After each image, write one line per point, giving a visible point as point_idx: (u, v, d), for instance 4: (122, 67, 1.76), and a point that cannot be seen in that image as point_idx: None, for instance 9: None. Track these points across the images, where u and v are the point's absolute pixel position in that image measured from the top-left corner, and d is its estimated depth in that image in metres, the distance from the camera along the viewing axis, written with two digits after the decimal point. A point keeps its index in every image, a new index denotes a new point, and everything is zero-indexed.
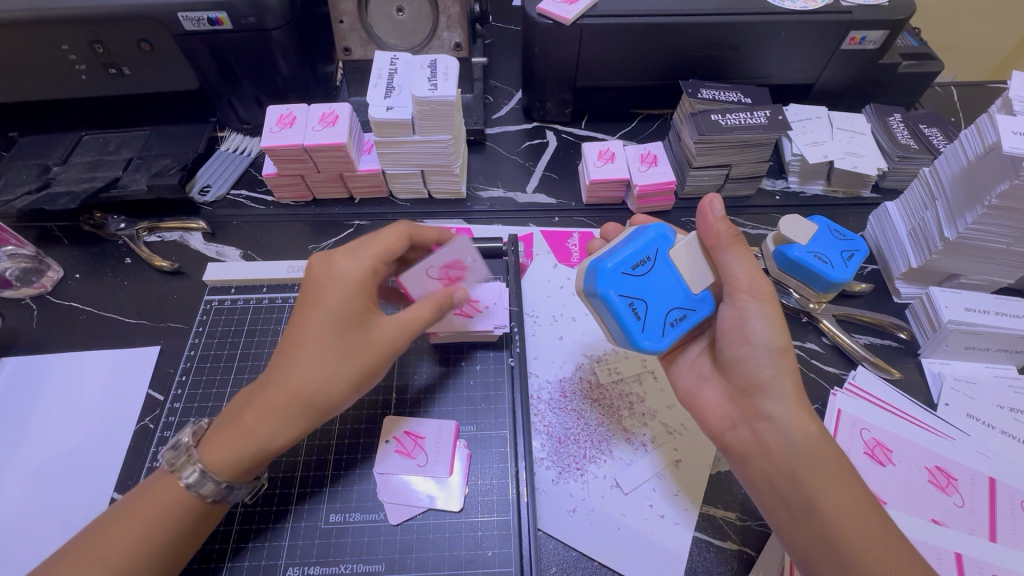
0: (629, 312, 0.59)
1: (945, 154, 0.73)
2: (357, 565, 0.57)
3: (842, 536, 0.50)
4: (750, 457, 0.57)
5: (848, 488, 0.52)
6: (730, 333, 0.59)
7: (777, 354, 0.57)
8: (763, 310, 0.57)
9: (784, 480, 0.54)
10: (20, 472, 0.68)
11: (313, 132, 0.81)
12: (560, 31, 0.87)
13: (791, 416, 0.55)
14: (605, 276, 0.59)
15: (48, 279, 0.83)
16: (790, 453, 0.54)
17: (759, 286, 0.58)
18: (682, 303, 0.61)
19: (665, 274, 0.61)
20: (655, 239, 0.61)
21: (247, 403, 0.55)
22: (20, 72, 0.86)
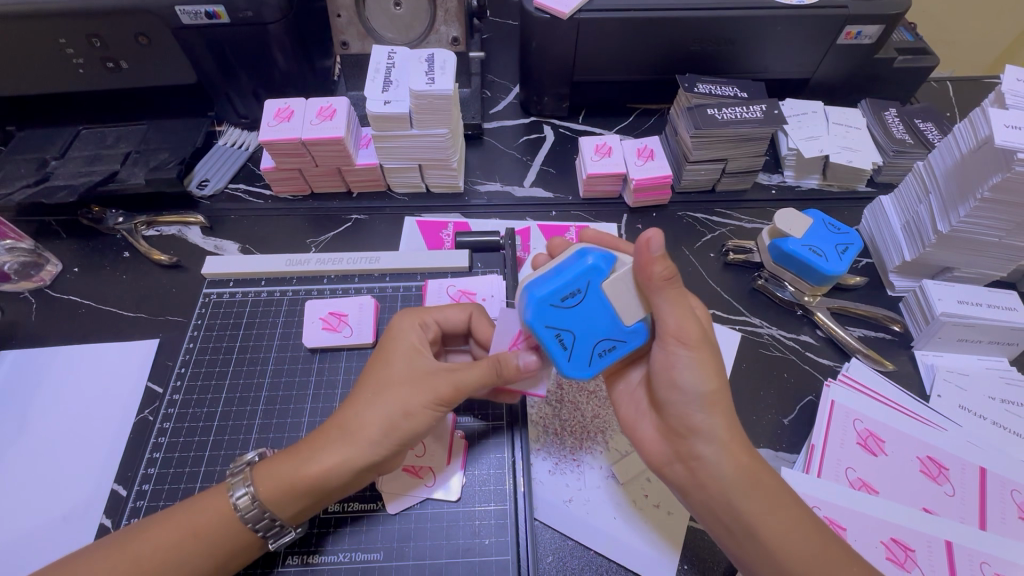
0: (555, 343, 0.53)
1: (941, 148, 0.73)
2: (357, 553, 0.57)
3: (789, 566, 0.50)
4: (689, 491, 0.56)
5: (786, 518, 0.51)
6: (661, 375, 0.55)
7: (706, 399, 0.53)
8: (689, 353, 0.53)
9: (723, 516, 0.54)
10: (22, 464, 0.69)
11: (311, 126, 0.81)
12: (557, 26, 0.87)
13: (722, 456, 0.53)
14: (533, 305, 0.52)
15: (47, 273, 0.83)
16: (726, 492, 0.53)
17: (688, 330, 0.53)
18: (614, 335, 0.54)
19: (600, 305, 0.53)
20: (590, 269, 0.52)
21: (316, 450, 0.53)
22: (17, 66, 0.86)
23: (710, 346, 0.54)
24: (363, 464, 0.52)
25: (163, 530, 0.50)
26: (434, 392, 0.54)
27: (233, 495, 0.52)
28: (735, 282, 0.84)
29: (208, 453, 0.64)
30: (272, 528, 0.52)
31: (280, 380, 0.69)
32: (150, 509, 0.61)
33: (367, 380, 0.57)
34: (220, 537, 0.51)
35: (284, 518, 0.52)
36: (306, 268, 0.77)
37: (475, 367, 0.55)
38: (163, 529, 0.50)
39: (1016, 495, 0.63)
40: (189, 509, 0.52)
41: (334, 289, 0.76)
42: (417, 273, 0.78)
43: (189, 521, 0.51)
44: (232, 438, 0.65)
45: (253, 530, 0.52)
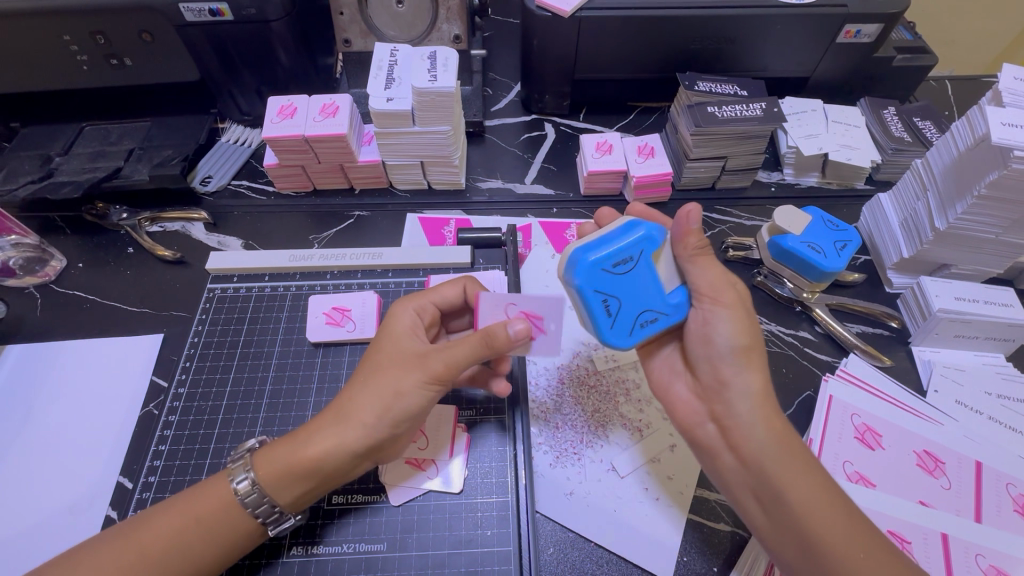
0: (602, 309, 0.55)
1: (938, 145, 0.74)
2: (360, 544, 0.58)
3: (811, 527, 0.50)
4: (718, 451, 0.57)
5: (812, 479, 0.52)
6: (697, 337, 0.58)
7: (741, 353, 0.56)
8: (727, 312, 0.56)
9: (749, 474, 0.54)
10: (28, 457, 0.69)
11: (315, 123, 0.82)
12: (559, 24, 0.88)
13: (755, 411, 0.54)
14: (586, 269, 0.54)
15: (52, 268, 0.84)
16: (755, 446, 0.53)
17: (722, 291, 0.56)
18: (656, 305, 0.57)
19: (647, 275, 0.56)
20: (642, 238, 0.56)
21: (311, 433, 0.53)
22: (22, 62, 0.86)
23: (745, 307, 0.57)
24: (357, 446, 0.53)
25: (167, 518, 0.51)
26: (425, 370, 0.54)
27: (233, 481, 0.53)
28: (735, 279, 0.85)
29: (213, 445, 0.65)
30: (271, 514, 0.53)
31: (283, 374, 0.70)
32: (155, 501, 0.62)
33: (362, 365, 0.57)
34: (223, 523, 0.52)
35: (283, 503, 0.53)
36: (309, 264, 0.77)
37: (464, 341, 0.55)
38: (166, 517, 0.51)
39: (1011, 488, 0.64)
40: (190, 497, 0.53)
41: (337, 285, 0.77)
42: (419, 269, 0.78)
43: (191, 509, 0.52)
44: (237, 431, 0.66)
45: (254, 516, 0.53)
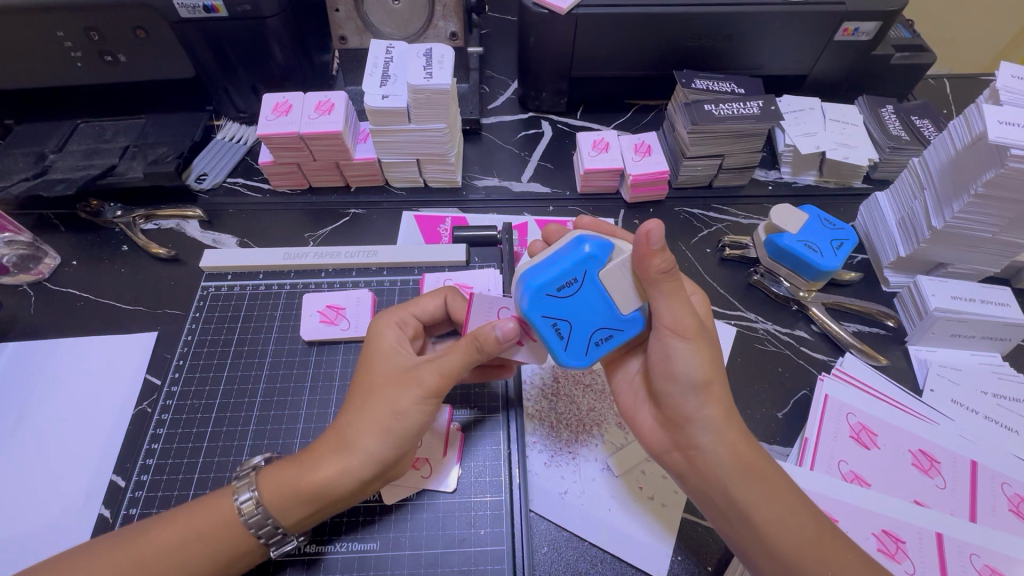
0: (552, 333, 0.54)
1: (935, 144, 0.73)
2: (354, 544, 0.58)
3: (782, 551, 0.50)
4: (688, 480, 0.57)
5: (783, 502, 0.52)
6: (659, 365, 0.57)
7: (700, 386, 0.55)
8: (686, 343, 0.54)
9: (718, 502, 0.54)
10: (22, 455, 0.69)
11: (310, 120, 0.81)
12: (556, 21, 0.87)
13: (718, 443, 0.54)
14: (530, 297, 0.53)
15: (46, 266, 0.84)
16: (722, 477, 0.53)
17: (683, 321, 0.54)
18: (611, 323, 0.55)
19: (596, 295, 0.54)
20: (586, 258, 0.53)
21: (312, 462, 0.52)
22: (15, 58, 0.86)
23: (705, 335, 0.55)
24: (356, 472, 0.52)
25: (167, 532, 0.51)
26: (421, 386, 0.54)
27: (238, 499, 0.52)
28: (731, 278, 0.84)
29: (206, 445, 0.65)
30: (273, 535, 0.53)
31: (277, 373, 0.70)
32: (148, 501, 0.62)
33: (355, 390, 0.56)
34: (225, 539, 0.51)
35: (286, 525, 0.52)
36: (304, 262, 0.77)
37: (455, 350, 0.55)
38: (166, 530, 0.51)
39: (1006, 487, 0.64)
40: (194, 511, 0.52)
41: (332, 283, 0.76)
42: (414, 267, 0.78)
43: (193, 523, 0.52)
44: (230, 430, 0.66)
45: (256, 537, 0.52)
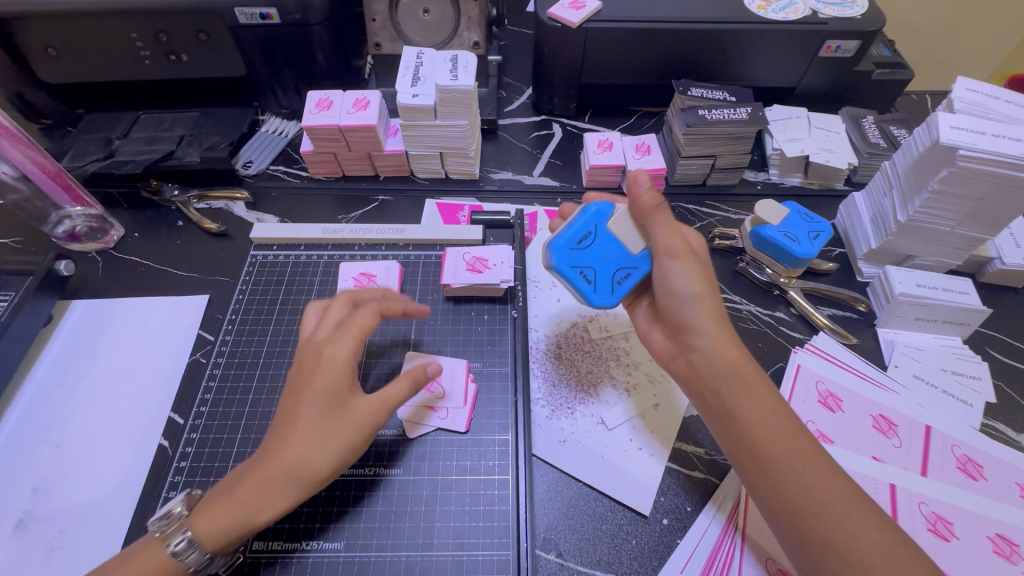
0: (580, 279, 0.71)
1: (902, 149, 0.82)
2: (379, 469, 0.67)
3: (757, 440, 0.58)
4: (689, 382, 0.67)
5: (764, 402, 0.60)
6: (663, 289, 0.68)
7: (699, 296, 0.65)
8: (681, 263, 0.66)
9: (711, 401, 0.63)
10: (91, 393, 0.78)
11: (348, 115, 0.93)
12: (568, 33, 0.98)
13: (713, 344, 0.63)
14: (559, 252, 0.70)
15: (112, 236, 0.94)
16: (715, 375, 0.63)
17: (675, 245, 0.67)
18: (625, 264, 0.71)
19: (609, 243, 0.71)
20: (594, 215, 0.71)
21: (257, 505, 0.55)
22: (94, 53, 0.98)
23: (699, 260, 0.67)
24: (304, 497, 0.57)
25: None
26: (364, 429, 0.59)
27: (171, 544, 0.54)
28: (719, 265, 0.94)
29: (255, 384, 0.74)
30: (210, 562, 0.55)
31: None
32: (208, 428, 0.70)
33: (287, 411, 0.59)
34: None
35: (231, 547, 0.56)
36: (340, 236, 0.87)
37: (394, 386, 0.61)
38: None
39: (956, 448, 0.72)
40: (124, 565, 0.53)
41: (364, 254, 0.86)
42: (436, 244, 0.88)
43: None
44: (275, 373, 0.75)
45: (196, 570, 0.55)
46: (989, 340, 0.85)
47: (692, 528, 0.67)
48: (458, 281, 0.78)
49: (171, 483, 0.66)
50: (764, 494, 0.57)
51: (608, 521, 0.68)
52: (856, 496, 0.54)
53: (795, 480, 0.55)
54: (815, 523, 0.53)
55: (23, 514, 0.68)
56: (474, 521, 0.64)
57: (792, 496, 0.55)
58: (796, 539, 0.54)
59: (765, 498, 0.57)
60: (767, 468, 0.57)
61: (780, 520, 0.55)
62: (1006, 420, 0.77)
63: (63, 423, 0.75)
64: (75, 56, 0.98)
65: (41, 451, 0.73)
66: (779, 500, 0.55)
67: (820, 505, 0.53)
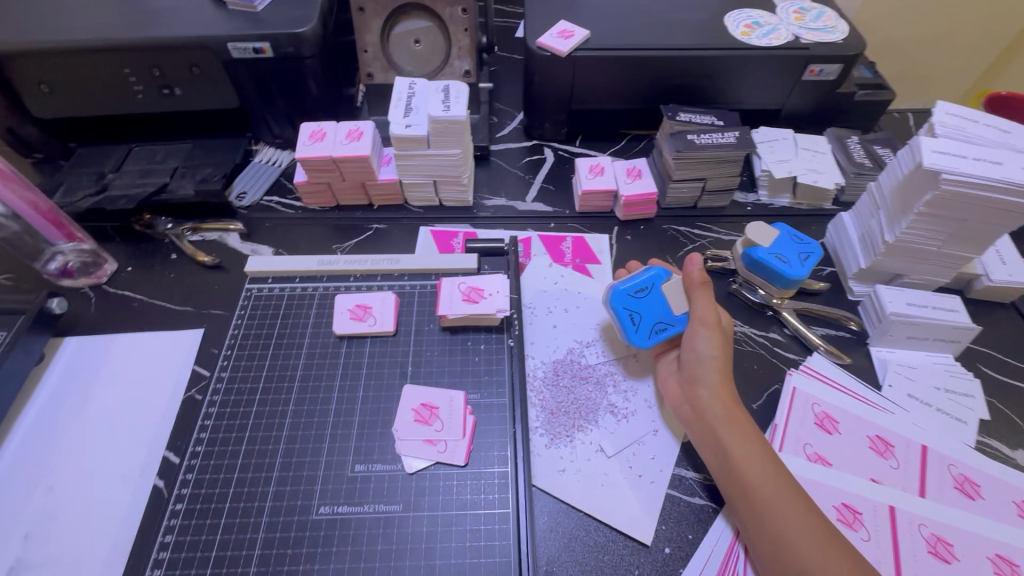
0: (626, 318, 0.79)
1: (888, 170, 0.85)
2: (379, 505, 0.66)
3: (751, 483, 0.63)
4: (692, 426, 0.72)
5: (756, 448, 0.65)
6: (686, 350, 0.75)
7: (711, 358, 0.72)
8: (705, 331, 0.73)
9: (710, 445, 0.68)
10: (84, 434, 0.77)
11: (342, 146, 0.94)
12: (557, 61, 1.00)
13: (715, 397, 0.69)
14: (616, 295, 0.80)
15: (105, 271, 0.94)
16: (714, 422, 0.68)
17: (707, 315, 0.74)
18: (667, 320, 0.78)
19: (661, 300, 0.80)
20: (655, 276, 0.82)
21: None
22: (87, 89, 0.99)
23: (721, 330, 0.74)
24: None
25: None
26: None
27: None
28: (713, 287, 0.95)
29: (251, 421, 0.72)
30: None
31: (312, 363, 0.78)
32: (203, 468, 0.69)
33: None
34: None
35: None
36: (334, 267, 0.87)
37: None
38: None
39: (953, 468, 0.73)
40: None
41: (360, 286, 0.86)
42: (431, 273, 0.88)
43: None
44: (273, 409, 0.73)
45: None
46: (980, 356, 0.87)
47: (693, 557, 0.67)
48: (454, 311, 0.79)
49: (166, 528, 0.64)
50: (753, 532, 0.61)
51: (609, 552, 0.67)
52: (837, 540, 0.58)
53: (783, 521, 0.59)
54: (798, 561, 0.57)
55: (14, 562, 0.67)
56: (475, 557, 0.63)
57: (776, 534, 0.59)
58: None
59: (754, 538, 0.61)
60: (756, 509, 0.62)
61: (767, 557, 0.59)
62: (1000, 437, 0.78)
63: (56, 464, 0.74)
64: (66, 91, 0.99)
65: (33, 495, 0.72)
66: (768, 538, 0.60)
67: (804, 544, 0.57)
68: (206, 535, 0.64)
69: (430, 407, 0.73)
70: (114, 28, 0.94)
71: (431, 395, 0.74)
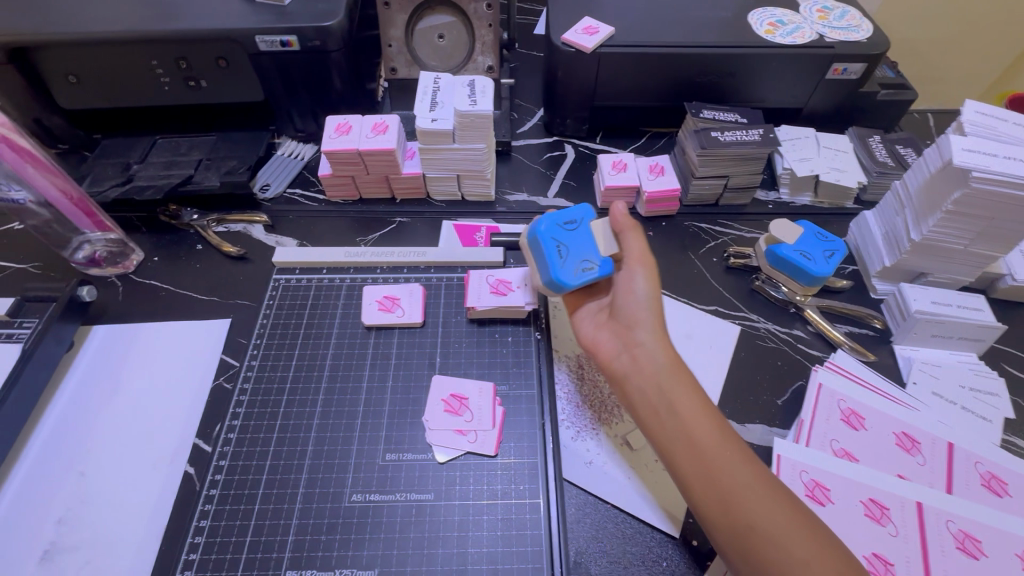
0: (554, 251, 0.76)
1: (914, 169, 0.85)
2: (411, 494, 0.66)
3: (693, 431, 0.59)
4: (628, 377, 0.67)
5: (697, 397, 0.62)
6: (623, 293, 0.73)
7: (653, 301, 0.71)
8: (644, 273, 0.73)
9: (647, 395, 0.64)
10: (115, 420, 0.78)
11: (368, 139, 0.94)
12: (581, 58, 1.00)
13: (658, 343, 0.67)
14: (545, 225, 0.78)
15: (132, 261, 0.95)
16: (656, 370, 0.65)
17: (644, 255, 0.74)
18: (592, 259, 0.75)
19: (588, 237, 0.77)
20: (584, 214, 0.79)
21: None
22: (114, 81, 1.00)
23: (658, 273, 0.74)
24: None
25: None
26: None
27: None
28: (735, 284, 0.95)
29: (282, 409, 0.73)
30: None
31: (341, 353, 0.78)
32: (236, 454, 0.69)
33: None
34: None
35: None
36: (362, 259, 0.87)
37: None
38: None
39: (979, 465, 0.73)
40: None
41: (387, 278, 0.87)
42: (458, 267, 0.88)
43: None
44: (303, 397, 0.74)
45: None
46: (1003, 355, 0.87)
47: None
48: (482, 303, 0.79)
49: (201, 512, 0.65)
50: (694, 484, 0.57)
51: (637, 543, 0.68)
52: (778, 486, 0.56)
53: (727, 471, 0.56)
54: (747, 514, 0.53)
55: (49, 545, 0.67)
56: (507, 546, 0.63)
57: (724, 486, 0.55)
58: (724, 529, 0.54)
59: (696, 492, 0.57)
60: (701, 459, 0.57)
61: (710, 510, 0.56)
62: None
63: (88, 450, 0.75)
64: (95, 83, 1.00)
65: (66, 480, 0.72)
66: (709, 491, 0.56)
67: (750, 494, 0.54)
68: (241, 521, 0.65)
69: (458, 396, 0.73)
70: (142, 20, 0.94)
71: (458, 384, 0.74)
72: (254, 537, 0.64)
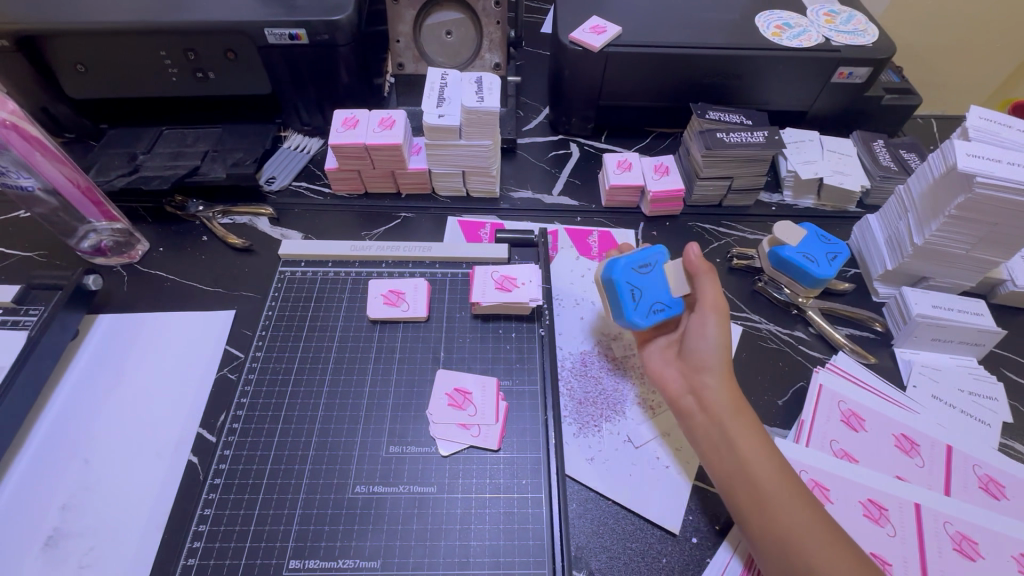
0: (629, 294, 0.78)
1: (919, 173, 0.85)
2: (414, 486, 0.67)
3: (758, 478, 0.63)
4: (694, 416, 0.72)
5: (763, 445, 0.66)
6: (692, 336, 0.76)
7: (721, 346, 0.74)
8: (714, 318, 0.75)
9: (713, 436, 0.69)
10: (119, 409, 0.78)
11: (375, 134, 0.94)
12: (589, 56, 1.00)
13: (722, 388, 0.71)
14: (618, 266, 0.78)
15: (137, 251, 0.95)
16: (722, 414, 0.69)
17: (718, 302, 0.76)
18: (664, 300, 0.79)
19: (660, 280, 0.80)
20: (656, 256, 0.81)
21: None
22: (122, 71, 1.00)
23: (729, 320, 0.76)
24: None
25: None
26: None
27: None
28: (738, 284, 0.96)
29: (287, 400, 0.73)
30: None
31: (346, 346, 0.79)
32: (240, 444, 0.70)
33: None
34: None
35: None
36: (367, 253, 0.87)
37: None
38: None
39: (977, 468, 0.74)
40: None
41: (392, 272, 0.87)
42: (463, 262, 0.88)
43: None
44: (307, 390, 0.74)
45: None
46: (1002, 360, 0.87)
47: (720, 548, 0.67)
48: (487, 299, 0.80)
49: (205, 501, 0.66)
50: (756, 527, 0.62)
51: (637, 538, 0.68)
52: (842, 538, 0.59)
53: (789, 518, 0.60)
54: (806, 561, 0.57)
55: (53, 531, 0.68)
56: (509, 540, 0.64)
57: (784, 533, 0.59)
58: (784, 574, 0.58)
59: (758, 534, 0.61)
60: (763, 504, 0.62)
61: (771, 554, 0.60)
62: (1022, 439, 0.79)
63: (92, 438, 0.75)
64: (103, 74, 1.00)
65: (70, 467, 0.73)
66: (771, 536, 0.60)
67: (810, 543, 0.58)
68: (245, 510, 0.65)
69: (461, 390, 0.74)
70: (151, 11, 0.94)
71: (462, 378, 0.75)
72: (258, 525, 0.64)
